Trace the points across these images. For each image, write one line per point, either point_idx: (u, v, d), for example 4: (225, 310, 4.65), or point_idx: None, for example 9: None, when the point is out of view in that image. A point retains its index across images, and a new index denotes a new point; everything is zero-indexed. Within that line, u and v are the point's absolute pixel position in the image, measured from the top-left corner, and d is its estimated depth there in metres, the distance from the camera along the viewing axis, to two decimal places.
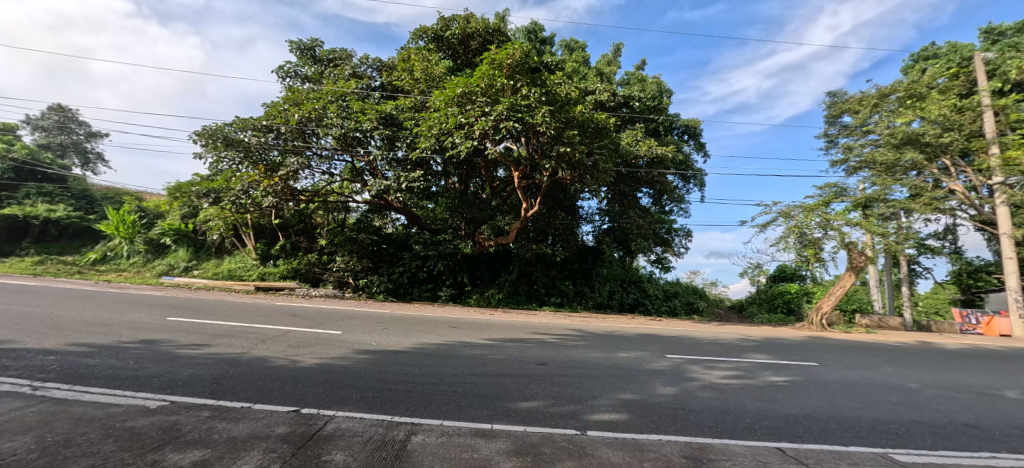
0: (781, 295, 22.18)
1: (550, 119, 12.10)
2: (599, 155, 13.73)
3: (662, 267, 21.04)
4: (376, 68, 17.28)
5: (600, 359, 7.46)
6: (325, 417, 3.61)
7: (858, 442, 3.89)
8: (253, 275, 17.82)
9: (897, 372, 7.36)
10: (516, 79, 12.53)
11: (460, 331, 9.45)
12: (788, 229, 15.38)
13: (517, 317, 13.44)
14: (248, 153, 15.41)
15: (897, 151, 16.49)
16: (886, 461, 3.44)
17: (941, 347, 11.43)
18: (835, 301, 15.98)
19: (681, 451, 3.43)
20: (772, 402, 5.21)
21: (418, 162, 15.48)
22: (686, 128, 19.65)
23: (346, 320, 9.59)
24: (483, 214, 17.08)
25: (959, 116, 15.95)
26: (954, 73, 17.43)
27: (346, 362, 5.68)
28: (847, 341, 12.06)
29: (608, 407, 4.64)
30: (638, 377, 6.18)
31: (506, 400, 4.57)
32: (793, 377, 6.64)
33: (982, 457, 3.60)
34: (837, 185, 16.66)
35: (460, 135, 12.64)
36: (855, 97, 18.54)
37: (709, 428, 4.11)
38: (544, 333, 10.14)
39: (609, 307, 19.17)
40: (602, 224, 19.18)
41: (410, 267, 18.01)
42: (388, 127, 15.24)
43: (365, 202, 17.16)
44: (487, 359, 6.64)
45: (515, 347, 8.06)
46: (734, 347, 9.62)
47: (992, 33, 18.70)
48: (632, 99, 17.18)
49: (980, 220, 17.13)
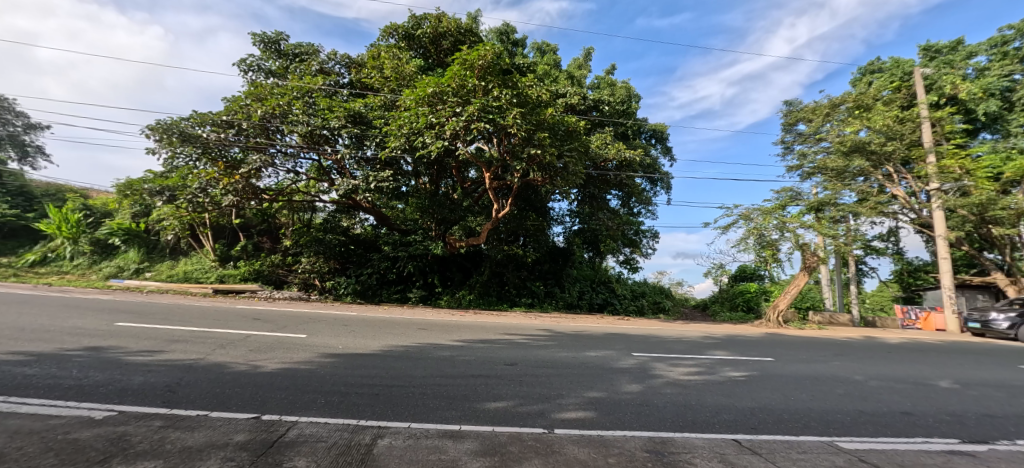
0: (741, 294, 23.12)
1: (521, 120, 12.16)
2: (570, 157, 13.89)
3: (630, 267, 21.53)
4: (344, 65, 16.86)
5: (568, 358, 7.58)
6: (288, 423, 3.51)
7: (808, 432, 4.11)
8: (212, 277, 17.14)
9: (845, 365, 7.80)
10: (488, 80, 12.63)
11: (430, 332, 9.38)
12: (748, 231, 16.05)
13: (488, 318, 13.46)
14: (206, 150, 14.74)
15: (847, 158, 17.54)
16: (832, 449, 3.65)
17: (886, 341, 12.17)
18: (790, 299, 16.79)
19: (644, 446, 3.54)
20: (730, 396, 5.43)
21: (387, 162, 15.31)
22: (654, 132, 20.16)
23: (310, 323, 9.33)
24: (454, 216, 16.85)
25: (901, 126, 17.09)
26: (897, 86, 18.67)
27: (309, 366, 5.53)
28: (801, 337, 12.68)
29: (575, 406, 4.71)
30: (604, 375, 6.30)
31: (475, 401, 4.58)
32: (750, 372, 6.95)
33: (918, 442, 3.88)
34: (792, 190, 17.55)
35: (431, 134, 12.52)
36: (810, 106, 19.24)
37: (672, 423, 4.26)
38: (514, 334, 10.14)
39: (579, 307, 19.40)
40: (572, 225, 19.56)
41: (379, 268, 17.66)
42: (356, 125, 14.95)
43: (333, 202, 16.85)
44: (457, 361, 6.63)
45: (485, 347, 8.08)
46: (696, 345, 9.96)
47: (930, 50, 19.94)
48: (602, 103, 17.53)
49: (919, 223, 18.36)
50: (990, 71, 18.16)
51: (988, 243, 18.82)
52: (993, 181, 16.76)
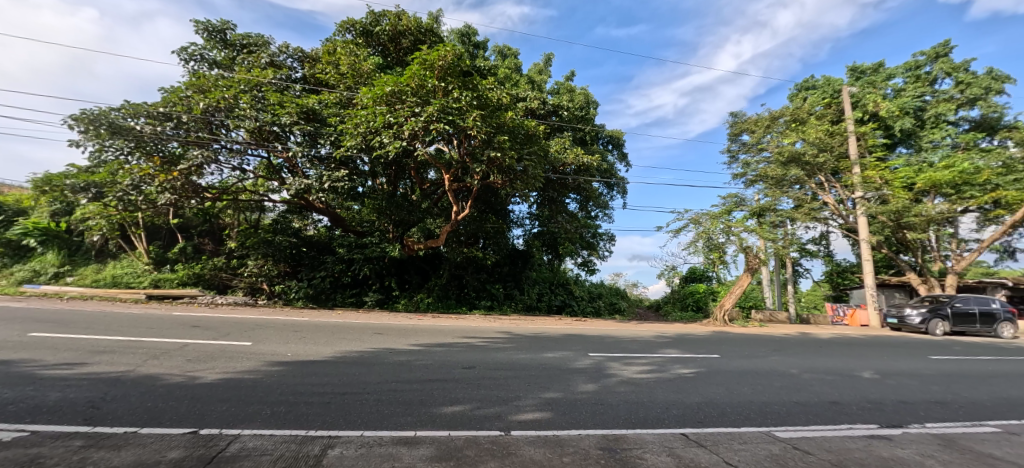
0: (691, 294, 24.23)
1: (481, 123, 12.15)
2: (529, 161, 13.99)
3: (587, 269, 22.03)
4: (297, 59, 16.19)
5: (526, 360, 7.64)
6: (229, 437, 3.32)
7: (748, 423, 4.37)
8: (144, 281, 15.82)
9: (783, 360, 8.34)
10: (448, 81, 12.51)
11: (386, 337, 9.16)
12: (697, 235, 16.85)
13: (446, 322, 13.30)
14: (139, 143, 13.67)
15: (784, 168, 18.84)
16: (770, 438, 3.90)
17: (819, 337, 13.13)
18: (734, 299, 17.74)
19: (597, 444, 3.63)
20: (679, 392, 5.68)
21: (342, 161, 14.95)
22: (611, 138, 20.69)
23: (256, 330, 8.85)
24: (412, 217, 16.53)
25: (831, 140, 18.55)
26: (828, 102, 20.26)
27: (254, 375, 5.25)
28: (745, 335, 13.44)
29: (532, 406, 4.77)
30: (561, 376, 6.40)
31: (430, 406, 4.52)
32: (698, 369, 7.28)
33: (844, 429, 4.21)
34: (737, 196, 18.59)
35: (389, 134, 12.26)
36: (752, 118, 20.35)
37: (624, 420, 4.39)
38: (472, 337, 10.07)
39: (538, 309, 19.61)
40: (532, 228, 19.80)
41: (332, 272, 17.06)
42: (309, 123, 14.40)
43: (283, 202, 16.15)
44: (413, 365, 6.52)
45: (443, 351, 7.99)
46: (649, 344, 10.31)
47: (856, 71, 21.79)
48: (561, 108, 17.91)
49: (847, 227, 19.97)
50: (906, 92, 20.10)
51: (904, 246, 20.77)
52: (908, 191, 18.53)
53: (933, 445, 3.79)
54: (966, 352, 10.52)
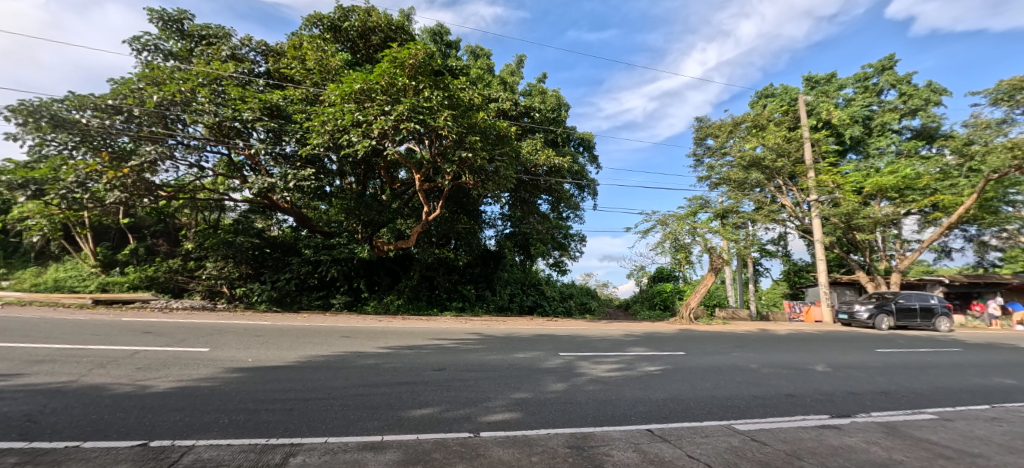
0: (659, 293, 24.85)
1: (453, 123, 12.07)
2: (501, 162, 14.01)
3: (559, 270, 22.22)
4: (260, 53, 15.59)
5: (497, 360, 7.64)
6: (182, 448, 3.16)
7: (711, 417, 4.52)
8: (91, 285, 14.88)
9: (744, 356, 8.67)
10: (419, 81, 12.35)
11: (354, 340, 8.95)
12: (664, 235, 17.31)
13: (416, 323, 13.14)
14: (85, 138, 12.86)
15: (746, 171, 19.57)
16: (730, 431, 4.05)
17: (778, 333, 13.71)
18: (700, 297, 18.27)
19: (565, 442, 3.66)
20: (645, 389, 5.81)
21: (308, 159, 14.58)
22: (582, 141, 20.95)
23: (215, 335, 8.47)
24: (381, 217, 16.22)
25: (788, 145, 19.43)
26: (786, 110, 21.22)
27: (212, 383, 5.03)
28: (709, 332, 13.88)
29: (502, 407, 4.76)
30: (532, 376, 6.43)
31: (398, 410, 4.45)
32: (664, 366, 7.48)
33: (799, 420, 4.42)
34: (702, 198, 19.19)
35: (358, 132, 12.00)
36: (716, 123, 20.87)
37: (592, 418, 4.45)
38: (443, 339, 9.98)
39: (510, 310, 19.66)
40: (504, 228, 19.83)
41: (297, 274, 16.58)
42: (273, 119, 13.93)
43: (245, 201, 15.57)
44: (382, 368, 6.40)
45: (412, 353, 7.89)
46: (618, 343, 10.50)
47: (812, 81, 22.94)
48: (533, 110, 18.03)
49: (803, 229, 21.00)
50: (855, 101, 21.31)
51: (854, 246, 22.00)
52: (857, 194, 19.67)
53: (878, 433, 4.03)
54: (908, 345, 11.25)
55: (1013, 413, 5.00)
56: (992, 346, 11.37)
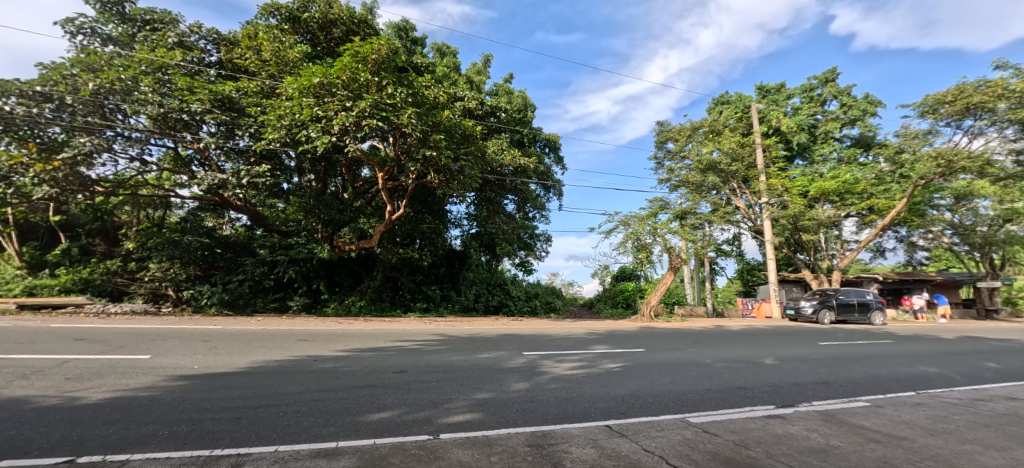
0: (621, 292, 25.47)
1: (416, 121, 11.85)
2: (466, 161, 13.86)
3: (524, 269, 22.32)
4: (211, 42, 14.76)
5: (459, 361, 7.58)
6: (114, 464, 2.94)
7: (667, 411, 4.67)
8: (15, 288, 13.66)
9: (699, 351, 9.01)
10: (382, 76, 11.97)
11: (311, 344, 8.63)
12: (627, 236, 17.73)
13: (379, 325, 12.82)
14: (9, 128, 11.79)
15: (703, 174, 20.38)
16: (684, 424, 4.19)
17: (731, 329, 14.32)
18: (660, 295, 18.82)
19: (525, 441, 3.68)
20: (605, 386, 5.92)
21: (264, 155, 14.04)
22: (548, 142, 21.12)
23: (157, 341, 7.94)
24: (343, 216, 15.74)
25: (742, 150, 20.34)
26: (740, 116, 22.22)
27: (152, 392, 4.72)
28: (668, 329, 14.32)
29: (463, 408, 4.73)
30: (494, 376, 6.42)
31: (356, 414, 4.32)
32: (624, 363, 7.65)
33: (748, 411, 4.63)
34: (663, 200, 19.80)
35: (318, 128, 11.62)
36: (676, 128, 21.46)
37: (552, 416, 4.49)
38: (405, 340, 9.79)
39: (475, 310, 19.57)
40: (469, 228, 19.77)
41: (252, 275, 15.81)
42: (225, 112, 13.26)
43: (193, 198, 14.74)
44: (340, 372, 6.21)
45: (373, 356, 7.70)
46: (581, 341, 10.65)
47: (763, 90, 24.15)
48: (499, 110, 18.01)
49: (755, 229, 22.06)
50: (802, 110, 22.64)
51: (801, 246, 23.33)
52: (803, 198, 20.90)
53: (818, 421, 4.29)
54: (847, 338, 12.04)
55: (936, 399, 5.44)
56: (919, 338, 12.36)
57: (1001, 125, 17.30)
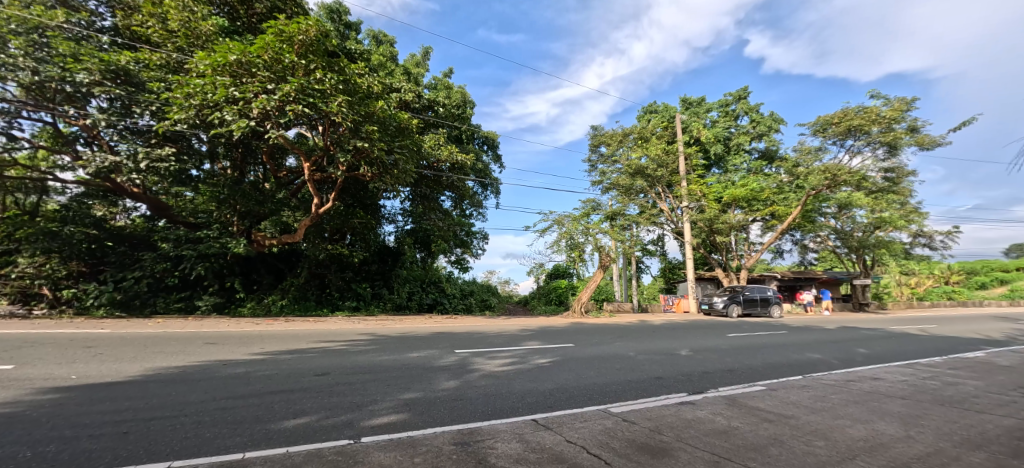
0: (555, 289, 26.18)
1: (348, 110, 11.26)
2: (400, 154, 13.34)
3: (460, 267, 22.15)
4: (106, 5, 13.00)
5: (389, 361, 7.36)
6: None
7: (590, 402, 4.86)
8: None
9: (624, 344, 9.49)
10: (310, 59, 11.24)
11: (224, 347, 7.92)
12: (561, 235, 18.21)
13: (302, 326, 12.03)
14: None
15: (632, 178, 21.59)
16: (606, 414, 4.38)
17: (654, 323, 15.26)
18: (590, 292, 19.54)
19: (451, 440, 3.64)
20: (534, 381, 6.04)
21: (169, 137, 12.74)
22: (486, 139, 21.11)
23: (28, 348, 6.85)
24: (262, 209, 14.62)
25: (667, 156, 21.69)
26: (666, 124, 23.71)
27: (16, 408, 4.06)
28: (597, 325, 14.93)
29: (388, 409, 4.58)
30: (424, 375, 6.31)
31: (268, 422, 4.03)
32: (553, 358, 7.86)
33: (663, 399, 4.95)
34: (595, 201, 20.59)
35: (233, 111, 10.67)
36: (608, 133, 22.38)
37: (480, 413, 4.49)
38: (331, 341, 9.30)
39: (408, 308, 19.05)
40: (404, 224, 19.33)
41: (150, 271, 14.05)
42: (119, 85, 11.70)
43: (78, 183, 12.91)
44: (254, 377, 5.76)
45: (294, 358, 7.24)
46: (513, 338, 10.77)
47: (687, 101, 25.97)
48: (437, 104, 17.67)
49: (676, 231, 23.63)
50: (719, 123, 24.67)
51: (715, 247, 25.42)
52: (718, 203, 22.75)
53: (722, 405, 4.69)
54: (750, 329, 13.33)
55: (818, 381, 6.18)
56: (807, 329, 13.99)
57: (873, 146, 20.03)
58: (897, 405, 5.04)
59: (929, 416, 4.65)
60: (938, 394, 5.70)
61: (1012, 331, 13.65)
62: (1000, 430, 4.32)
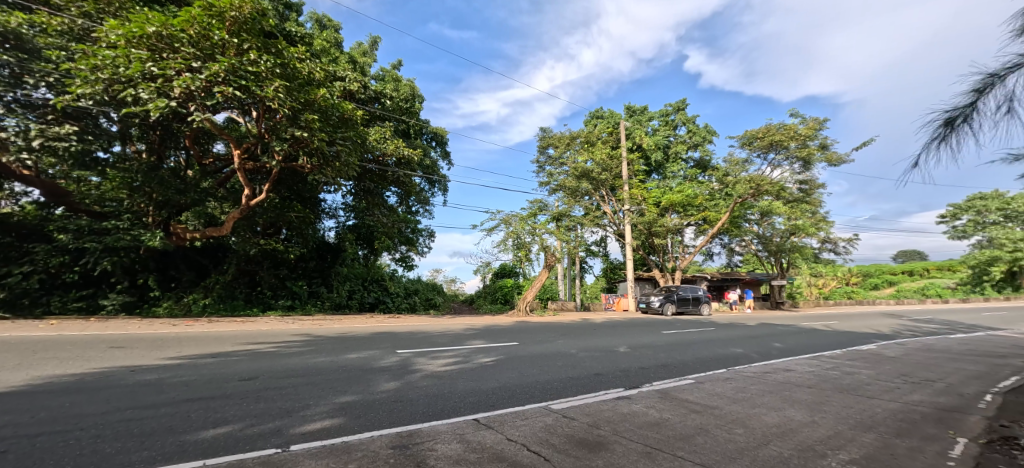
0: (501, 288, 26.23)
1: (285, 96, 10.55)
2: (342, 146, 12.73)
3: (405, 265, 21.60)
4: None
5: (325, 363, 6.98)
6: None
7: (532, 400, 4.87)
8: None
9: (566, 342, 9.67)
10: (243, 39, 10.43)
11: (136, 351, 7.14)
12: (508, 234, 18.27)
13: (228, 327, 11.12)
14: None
15: (578, 180, 22.11)
16: (547, 411, 4.40)
17: (595, 321, 15.71)
18: (535, 291, 19.75)
19: (388, 443, 3.48)
20: (477, 380, 5.97)
21: (71, 114, 11.31)
22: (434, 135, 20.74)
23: None
24: (184, 199, 13.32)
25: (612, 161, 22.44)
26: (611, 130, 24.55)
27: None
28: (542, 323, 15.13)
29: (321, 415, 4.31)
30: (363, 377, 6.04)
31: (183, 433, 3.64)
32: (497, 357, 7.83)
33: (602, 395, 5.07)
34: (542, 201, 20.83)
35: (149, 88, 9.65)
36: (556, 135, 22.74)
37: (421, 415, 4.35)
38: (262, 342, 8.70)
39: (348, 307, 18.26)
40: (346, 220, 18.58)
41: (43, 266, 12.45)
42: (8, 50, 10.27)
43: None
44: (169, 384, 5.22)
45: (218, 362, 6.67)
46: (457, 337, 10.64)
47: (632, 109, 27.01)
48: (384, 97, 17.06)
49: (618, 233, 24.46)
50: (659, 131, 25.89)
51: (653, 248, 26.64)
52: (657, 207, 23.84)
53: (656, 398, 4.88)
54: (682, 326, 14.10)
55: (739, 373, 6.62)
56: (733, 326, 15.03)
57: (791, 160, 21.91)
58: (804, 393, 5.50)
59: (830, 402, 5.11)
60: (838, 382, 6.29)
61: (897, 326, 15.48)
62: (886, 413, 4.84)
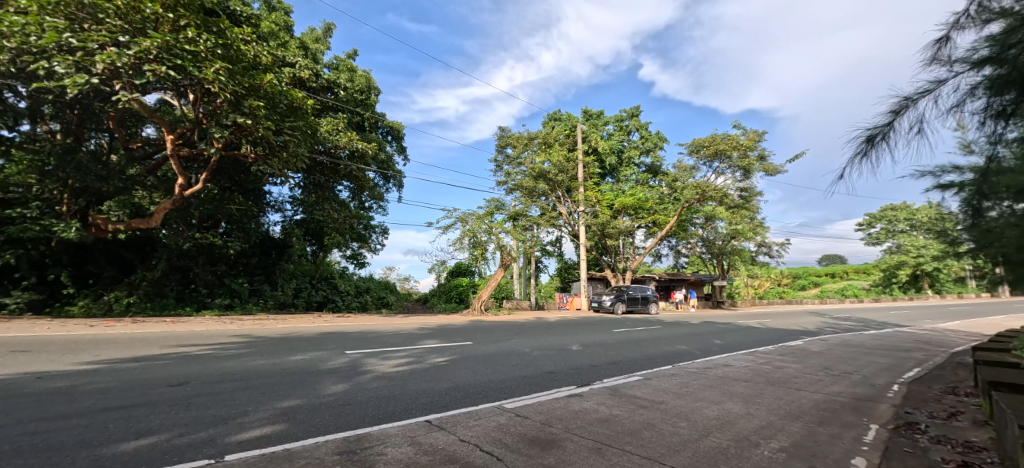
0: (456, 287, 25.93)
1: (227, 79, 9.82)
2: (290, 136, 12.04)
3: (356, 262, 20.87)
4: None
5: (266, 365, 6.54)
6: None
7: (485, 400, 4.77)
8: None
9: (521, 341, 9.65)
10: (180, 15, 9.62)
11: (44, 355, 6.38)
12: (464, 232, 18.06)
13: (155, 327, 10.21)
14: None
15: (535, 181, 22.25)
16: (501, 410, 4.33)
17: (549, 320, 15.86)
18: (491, 290, 19.68)
19: (334, 449, 3.27)
20: (429, 380, 5.80)
21: None
22: (390, 129, 20.17)
23: None
24: (105, 186, 12.07)
25: (568, 163, 22.78)
26: (568, 132, 24.92)
27: None
28: (497, 322, 15.07)
29: (261, 421, 4.00)
30: (308, 379, 5.71)
31: (99, 447, 3.25)
32: (451, 357, 7.67)
33: (555, 393, 5.06)
34: (498, 201, 20.78)
35: (66, 62, 8.67)
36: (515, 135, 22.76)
37: (370, 418, 4.14)
38: (195, 344, 8.03)
39: (294, 306, 17.38)
40: (293, 214, 17.73)
41: None
42: None
43: None
44: (84, 392, 4.67)
45: (144, 366, 6.08)
46: (410, 337, 10.34)
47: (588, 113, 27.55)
48: (337, 87, 16.37)
49: (573, 233, 24.84)
50: (614, 136, 26.58)
51: (606, 250, 27.30)
52: (610, 209, 24.44)
53: (607, 395, 4.93)
54: (632, 325, 14.52)
55: (684, 369, 6.86)
56: (678, 324, 15.65)
57: (733, 169, 23.17)
58: (742, 387, 5.77)
59: (764, 394, 5.39)
60: (771, 376, 6.66)
61: (822, 324, 16.75)
62: (813, 403, 5.16)
